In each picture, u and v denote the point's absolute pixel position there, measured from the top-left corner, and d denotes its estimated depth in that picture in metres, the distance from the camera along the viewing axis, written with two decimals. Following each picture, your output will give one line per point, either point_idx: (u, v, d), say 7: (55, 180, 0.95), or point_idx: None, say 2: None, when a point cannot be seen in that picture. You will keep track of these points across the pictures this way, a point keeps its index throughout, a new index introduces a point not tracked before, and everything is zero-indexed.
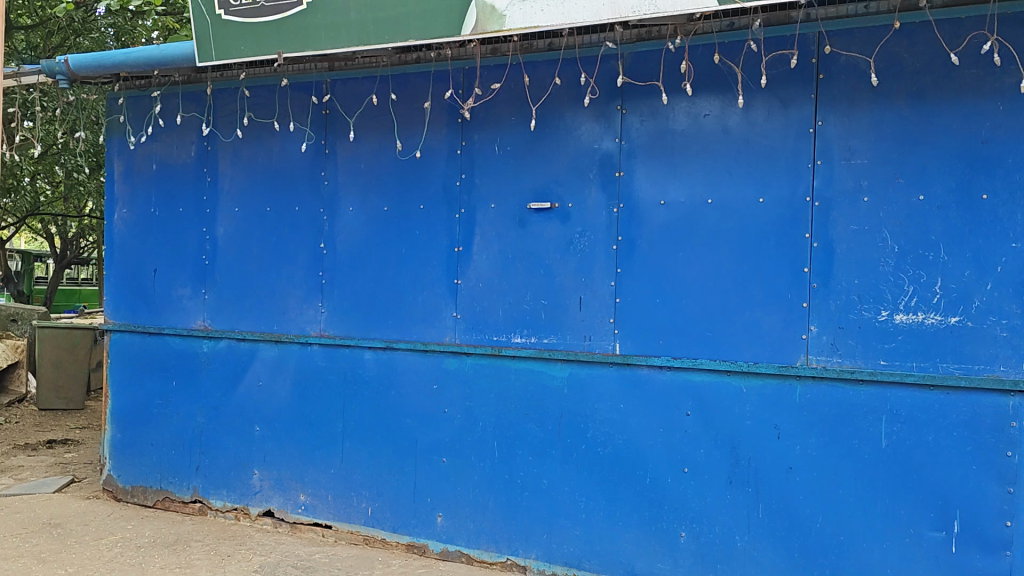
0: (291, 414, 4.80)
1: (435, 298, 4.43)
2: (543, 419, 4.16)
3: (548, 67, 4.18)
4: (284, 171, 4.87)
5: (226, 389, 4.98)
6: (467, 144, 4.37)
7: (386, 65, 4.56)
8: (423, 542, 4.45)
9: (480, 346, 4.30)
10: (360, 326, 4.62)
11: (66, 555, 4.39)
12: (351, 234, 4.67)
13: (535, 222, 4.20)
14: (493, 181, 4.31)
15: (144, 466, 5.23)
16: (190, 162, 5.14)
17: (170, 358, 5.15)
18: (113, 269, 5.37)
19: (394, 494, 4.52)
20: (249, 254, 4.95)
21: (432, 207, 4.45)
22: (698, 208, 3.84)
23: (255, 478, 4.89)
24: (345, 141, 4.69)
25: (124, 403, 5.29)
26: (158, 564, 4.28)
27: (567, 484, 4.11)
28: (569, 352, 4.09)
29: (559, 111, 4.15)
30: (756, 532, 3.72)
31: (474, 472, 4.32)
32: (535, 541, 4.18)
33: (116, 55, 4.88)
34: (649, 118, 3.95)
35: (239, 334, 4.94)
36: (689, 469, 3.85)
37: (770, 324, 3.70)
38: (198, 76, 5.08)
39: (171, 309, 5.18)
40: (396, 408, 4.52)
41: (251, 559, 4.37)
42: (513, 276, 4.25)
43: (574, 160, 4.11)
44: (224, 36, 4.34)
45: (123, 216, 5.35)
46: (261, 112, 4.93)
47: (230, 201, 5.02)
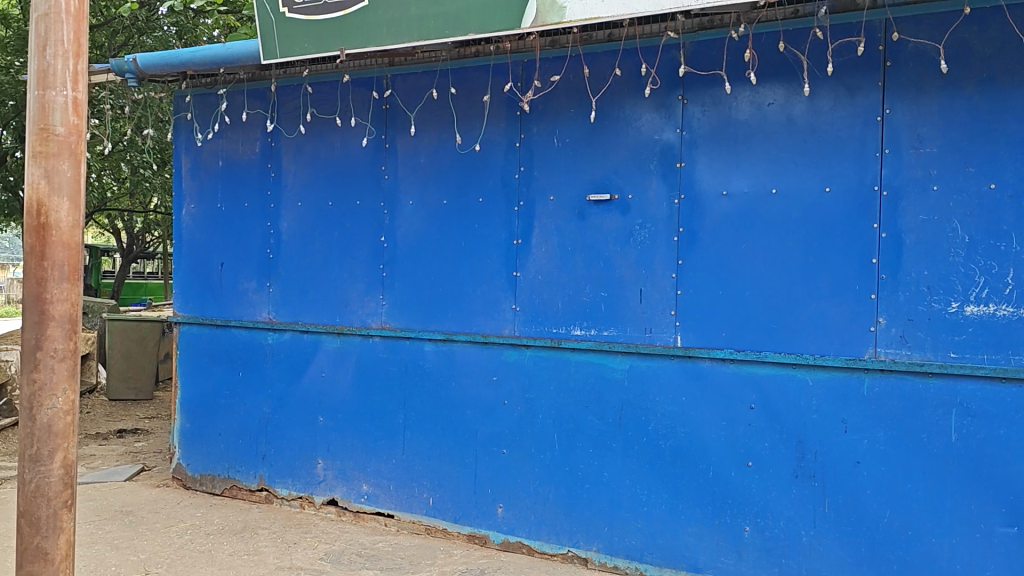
0: (354, 405, 4.87)
1: (495, 290, 4.46)
2: (603, 411, 4.16)
3: (608, 58, 4.16)
4: (345, 165, 4.93)
5: (290, 380, 5.07)
6: (526, 136, 4.37)
7: (446, 59, 4.59)
8: (484, 533, 4.48)
9: (540, 338, 4.32)
10: (420, 318, 4.67)
11: (138, 541, 4.52)
12: (411, 227, 4.71)
13: (595, 214, 4.19)
14: (553, 174, 4.31)
15: (212, 455, 5.36)
16: (255, 158, 5.23)
17: (236, 349, 5.27)
18: (181, 263, 5.50)
19: (455, 485, 4.56)
20: (312, 248, 5.03)
21: (492, 200, 4.47)
22: (762, 198, 3.80)
23: (320, 468, 4.98)
24: (406, 135, 4.73)
25: (193, 393, 5.43)
26: (226, 551, 4.38)
27: (628, 477, 4.10)
28: (629, 344, 4.08)
29: (619, 102, 4.14)
30: (822, 526, 3.68)
31: (535, 464, 4.33)
32: (596, 533, 4.18)
33: (183, 54, 4.98)
34: (711, 107, 3.92)
35: (303, 326, 5.03)
36: (754, 463, 3.82)
37: (837, 316, 3.64)
38: (263, 74, 5.16)
39: (237, 302, 5.29)
40: (456, 400, 4.55)
41: (316, 547, 4.45)
42: (573, 268, 4.24)
43: (634, 152, 4.10)
44: (289, 33, 4.41)
45: (191, 211, 5.47)
46: (323, 108, 5.00)
47: (293, 196, 5.10)
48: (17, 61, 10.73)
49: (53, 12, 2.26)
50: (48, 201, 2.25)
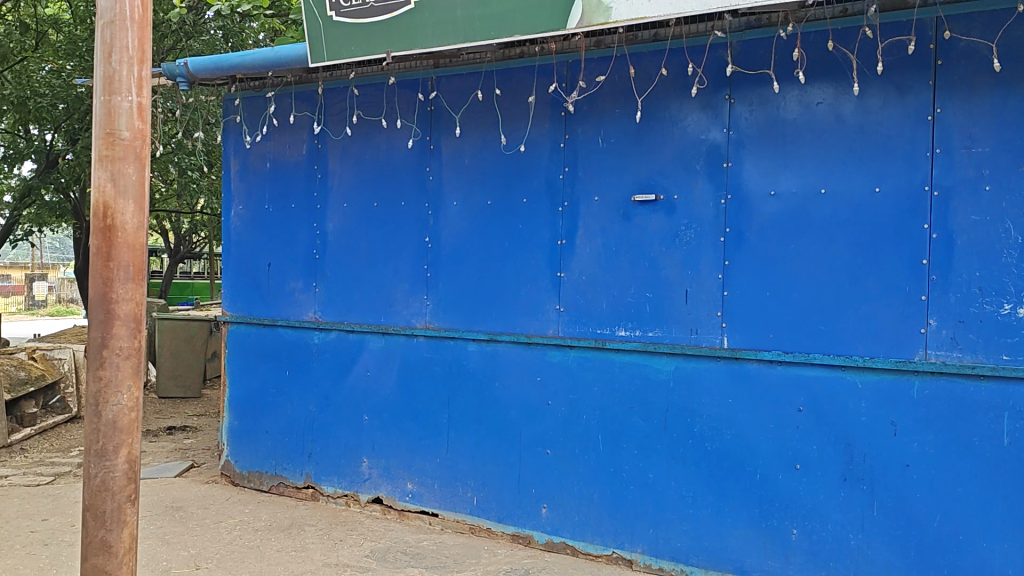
0: (398, 404, 4.92)
1: (539, 291, 4.47)
2: (648, 412, 4.15)
3: (654, 58, 4.15)
4: (391, 167, 4.98)
5: (336, 379, 5.14)
6: (571, 137, 4.38)
7: (491, 60, 4.61)
8: (529, 533, 4.50)
9: (585, 339, 4.32)
10: (465, 318, 4.70)
11: (189, 537, 4.61)
12: (455, 228, 4.74)
13: (640, 215, 4.19)
14: (598, 174, 4.31)
15: (260, 452, 5.44)
16: (302, 160, 5.30)
17: (283, 348, 5.34)
18: (230, 263, 5.59)
19: (499, 484, 4.58)
20: (358, 249, 5.08)
21: (536, 201, 4.48)
22: (810, 199, 3.77)
23: (365, 467, 5.03)
24: (450, 136, 4.76)
25: (241, 392, 5.51)
26: (275, 547, 4.45)
27: (673, 479, 4.09)
28: (675, 345, 4.07)
29: (664, 102, 4.13)
30: (870, 530, 3.64)
31: (580, 464, 4.34)
32: (641, 534, 4.18)
33: (233, 58, 5.06)
34: (759, 107, 3.90)
35: (348, 326, 5.08)
36: (801, 466, 3.79)
37: (887, 318, 3.60)
38: (310, 76, 5.23)
39: (284, 301, 5.36)
40: (500, 400, 4.57)
41: (362, 544, 4.50)
42: (618, 269, 4.24)
43: (679, 152, 4.09)
44: (336, 36, 4.47)
45: (240, 212, 5.56)
46: (369, 110, 5.05)
47: (339, 197, 5.16)
48: (70, 66, 10.96)
49: (118, 20, 2.29)
50: (114, 203, 2.28)
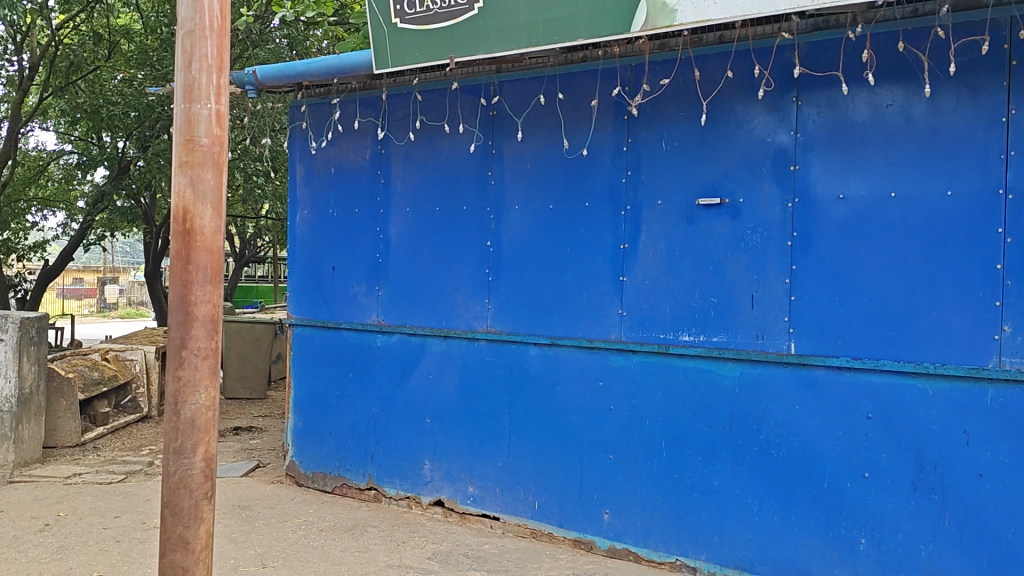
0: (460, 407, 4.94)
1: (601, 295, 4.46)
2: (712, 418, 4.11)
3: (719, 60, 4.11)
4: (453, 171, 5.01)
5: (399, 382, 5.18)
6: (634, 141, 4.37)
7: (553, 65, 4.61)
8: (591, 538, 4.48)
9: (647, 344, 4.29)
10: (526, 323, 4.71)
11: (255, 536, 4.69)
12: (517, 232, 4.75)
13: (704, 219, 4.15)
14: (661, 178, 4.29)
15: (323, 453, 5.51)
16: (366, 165, 5.37)
17: (347, 351, 5.41)
18: (296, 267, 5.68)
19: (561, 488, 4.58)
20: (421, 253, 5.13)
21: (599, 204, 4.47)
22: (880, 202, 3.70)
23: (427, 469, 5.07)
24: (513, 141, 4.78)
25: (305, 393, 5.59)
26: (339, 547, 4.50)
27: (738, 486, 4.04)
28: (740, 351, 4.02)
29: (730, 105, 4.08)
30: (942, 541, 3.55)
31: (642, 470, 4.31)
32: (705, 542, 4.13)
33: (299, 65, 5.15)
34: (827, 109, 3.84)
35: (410, 329, 5.13)
36: (870, 474, 3.71)
37: (960, 324, 3.51)
38: (374, 83, 5.30)
39: (348, 305, 5.43)
40: (561, 404, 4.57)
41: (425, 546, 4.53)
42: (682, 273, 4.20)
43: (745, 155, 4.04)
44: (400, 43, 4.52)
45: (305, 217, 5.65)
46: (432, 115, 5.10)
47: (402, 202, 5.21)
48: (141, 74, 11.22)
49: (198, 29, 2.30)
50: (193, 208, 2.29)
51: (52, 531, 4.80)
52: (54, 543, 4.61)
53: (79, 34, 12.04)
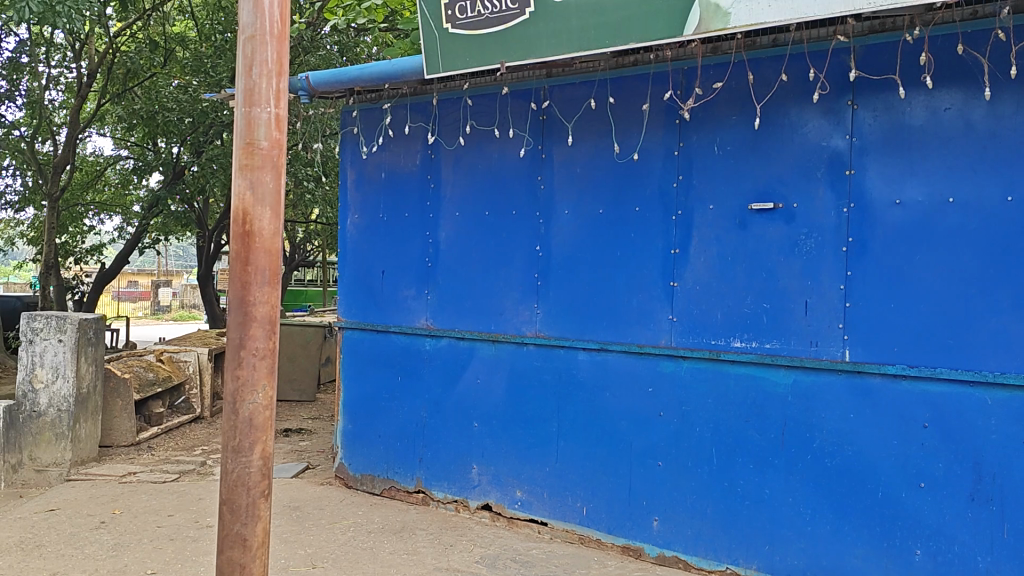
0: (507, 411, 4.94)
1: (651, 300, 4.42)
2: (764, 426, 4.05)
3: (774, 64, 4.06)
4: (503, 176, 5.02)
5: (447, 385, 5.20)
6: (685, 144, 4.33)
7: (604, 69, 4.59)
8: (639, 545, 4.44)
9: (698, 350, 4.25)
10: (575, 327, 4.69)
11: (305, 536, 4.73)
12: (567, 236, 4.74)
13: (758, 223, 4.10)
14: (713, 183, 4.24)
15: (372, 456, 5.54)
16: (416, 169, 5.40)
17: (395, 354, 5.44)
18: (346, 271, 5.72)
19: (610, 494, 4.55)
20: (470, 257, 5.14)
21: (650, 208, 4.44)
22: (937, 207, 3.63)
23: (475, 473, 5.08)
24: (563, 145, 4.77)
25: (354, 396, 5.63)
26: (387, 550, 4.53)
27: (791, 495, 3.98)
28: (793, 358, 3.96)
29: (784, 109, 4.03)
30: (1001, 553, 3.46)
31: (692, 477, 4.26)
32: (756, 551, 4.07)
33: (352, 71, 5.20)
34: (884, 112, 3.77)
35: (459, 333, 5.15)
36: (926, 484, 3.64)
37: (1020, 332, 3.42)
38: (424, 88, 5.33)
39: (397, 309, 5.46)
40: (609, 410, 4.54)
41: (472, 550, 4.53)
42: (734, 279, 4.16)
43: (799, 160, 3.98)
44: (451, 48, 4.54)
45: (356, 221, 5.69)
46: (482, 120, 5.11)
47: (451, 206, 5.23)
48: (195, 81, 11.44)
49: (259, 34, 2.33)
50: (252, 210, 2.31)
51: (107, 529, 4.90)
52: (109, 540, 4.70)
53: (136, 41, 12.31)
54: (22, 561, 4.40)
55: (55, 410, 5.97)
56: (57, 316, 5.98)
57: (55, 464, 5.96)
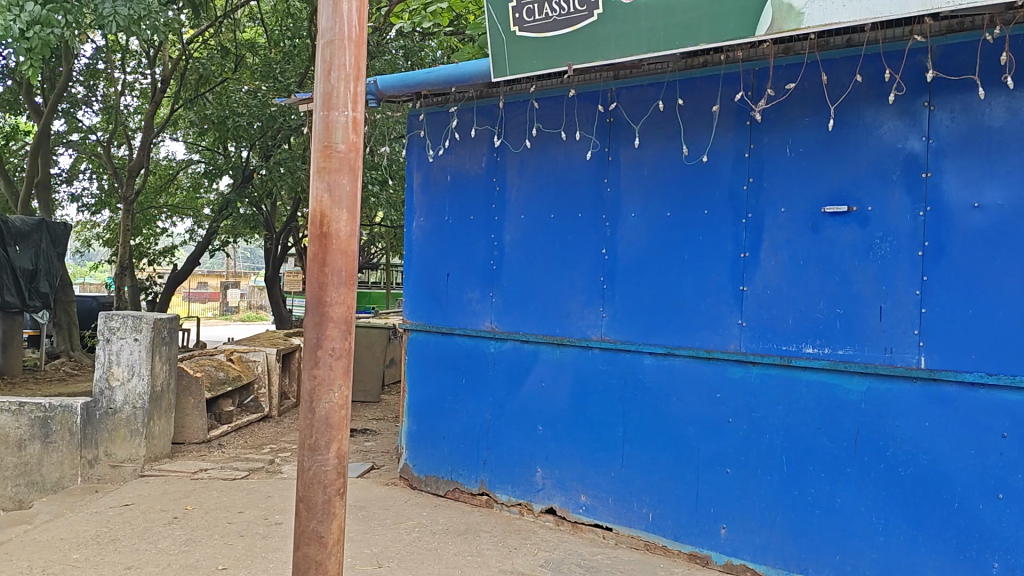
0: (572, 414, 4.92)
1: (720, 304, 4.36)
2: (836, 433, 3.96)
3: (848, 64, 3.98)
4: (569, 179, 5.00)
5: (512, 388, 5.20)
6: (756, 146, 4.27)
7: (673, 70, 4.55)
8: (706, 553, 4.37)
9: (769, 355, 4.17)
10: (641, 331, 4.65)
11: (371, 535, 4.78)
12: (633, 239, 4.71)
13: (831, 227, 4.02)
14: (784, 185, 4.17)
15: (437, 457, 5.57)
16: (482, 172, 5.42)
17: (460, 356, 5.46)
18: (411, 273, 5.76)
19: (676, 500, 4.49)
20: (535, 259, 5.14)
21: (719, 211, 4.38)
22: (1018, 211, 3.51)
23: (539, 477, 5.07)
24: (631, 148, 4.74)
25: (419, 397, 5.67)
26: (452, 551, 4.54)
27: (863, 504, 3.88)
28: (867, 364, 3.87)
29: (858, 110, 3.95)
30: None
31: (762, 485, 4.19)
32: (827, 561, 3.99)
33: (419, 75, 5.24)
34: (962, 113, 3.66)
35: (524, 336, 5.14)
36: (1005, 495, 3.52)
37: None
38: (491, 91, 5.35)
39: (462, 311, 5.48)
40: (675, 415, 4.49)
41: (537, 553, 4.52)
42: (805, 284, 4.08)
43: (874, 162, 3.89)
44: (519, 51, 4.54)
45: (422, 224, 5.72)
46: (548, 123, 5.10)
47: (517, 208, 5.24)
48: (264, 86, 11.68)
49: (337, 38, 2.35)
50: (329, 212, 2.33)
51: (180, 524, 5.01)
52: (182, 535, 4.80)
53: (208, 48, 12.64)
54: (99, 555, 4.52)
55: (130, 407, 6.12)
56: (133, 316, 6.14)
57: (130, 460, 6.13)
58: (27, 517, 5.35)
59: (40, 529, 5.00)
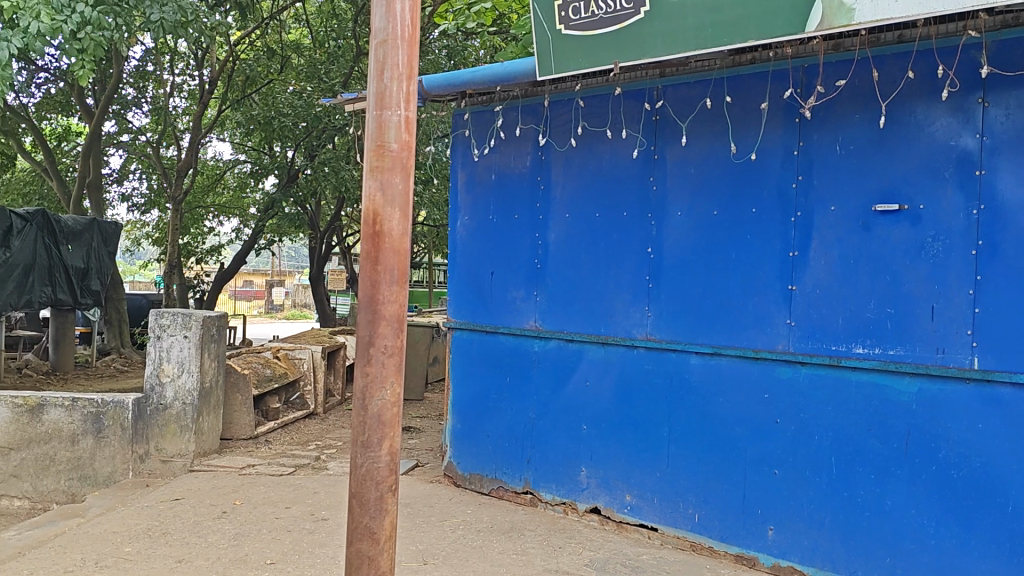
0: (616, 414, 4.90)
1: (768, 304, 4.32)
2: (887, 435, 3.90)
3: (899, 61, 3.91)
4: (614, 177, 4.98)
5: (556, 387, 5.20)
6: (806, 144, 4.22)
7: (720, 67, 4.51)
8: (753, 554, 4.33)
9: (818, 356, 4.12)
10: (687, 331, 4.62)
11: (416, 532, 4.81)
12: (680, 238, 4.68)
13: (882, 225, 3.95)
14: (834, 183, 4.12)
15: (481, 455, 5.59)
16: (527, 171, 5.42)
17: (504, 355, 5.47)
18: (456, 272, 5.78)
19: (722, 501, 4.45)
20: (580, 258, 5.13)
21: (767, 210, 4.34)
22: None
23: (584, 476, 5.05)
24: (677, 146, 4.70)
25: (463, 395, 5.69)
26: (497, 549, 4.55)
27: (914, 507, 3.82)
28: (918, 365, 3.80)
29: (910, 107, 3.88)
30: None
31: (810, 486, 4.14)
32: (877, 564, 3.92)
33: (464, 74, 5.25)
34: (1017, 110, 3.58)
35: (568, 335, 5.14)
36: None
37: None
38: (536, 90, 5.35)
39: (507, 310, 5.48)
40: (722, 415, 4.46)
41: (582, 553, 4.51)
42: (856, 283, 4.02)
43: (926, 159, 3.82)
44: (565, 49, 4.53)
45: (466, 222, 5.74)
46: (594, 121, 5.09)
47: (562, 207, 5.23)
48: (310, 86, 11.82)
49: (391, 38, 2.36)
50: (382, 211, 2.34)
51: (229, 518, 5.08)
52: (231, 530, 4.87)
53: (255, 49, 12.81)
54: (150, 548, 4.61)
55: (181, 403, 6.23)
56: (184, 313, 6.24)
57: (180, 455, 6.24)
58: (80, 510, 5.47)
59: (93, 522, 5.10)
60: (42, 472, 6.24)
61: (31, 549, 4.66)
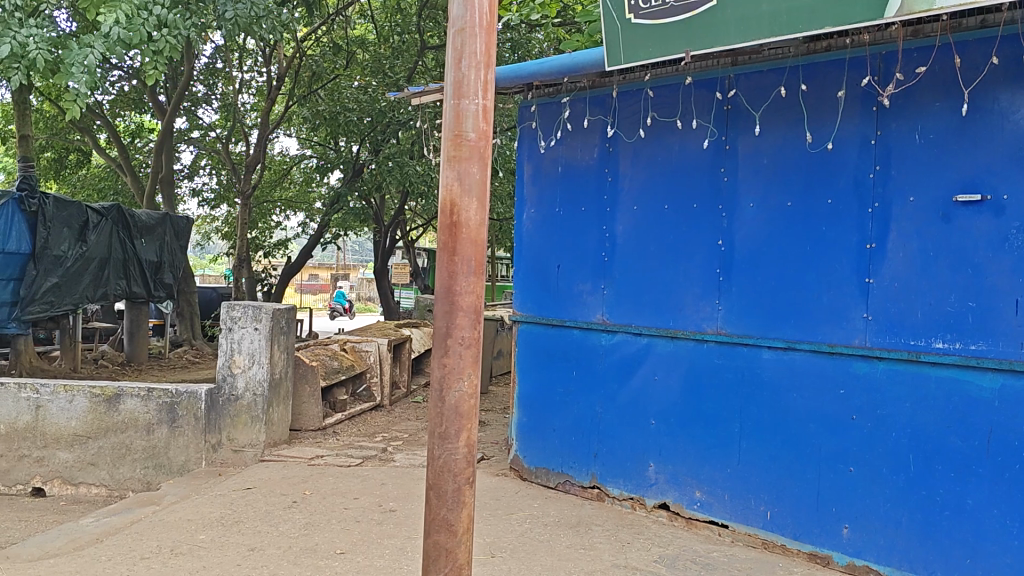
0: (685, 408, 4.83)
1: (844, 297, 4.21)
2: (968, 433, 3.77)
3: (982, 46, 3.76)
4: (683, 168, 4.90)
5: (623, 381, 5.15)
6: (883, 133, 4.09)
7: (794, 55, 4.40)
8: (827, 553, 4.23)
9: (896, 351, 4.00)
10: (759, 325, 4.53)
11: (484, 525, 4.81)
12: (751, 230, 4.59)
13: (963, 216, 3.82)
14: (913, 173, 3.99)
15: (547, 449, 5.56)
16: (594, 162, 5.37)
17: (570, 349, 5.44)
18: (522, 264, 5.75)
19: (795, 498, 4.36)
20: (648, 250, 5.06)
21: (844, 200, 4.22)
22: None
23: (652, 471, 4.99)
24: (749, 136, 4.61)
25: (529, 389, 5.67)
26: (564, 543, 4.53)
27: (996, 507, 3.69)
28: (1001, 361, 3.66)
29: (994, 94, 3.73)
30: None
31: (887, 485, 4.03)
32: (957, 564, 3.80)
33: (530, 66, 5.22)
34: None
35: (636, 329, 5.08)
36: None
37: None
38: (603, 80, 5.30)
39: (573, 303, 5.45)
40: (795, 412, 4.36)
41: (650, 549, 4.45)
42: (936, 276, 3.89)
43: (1011, 147, 3.68)
44: (634, 38, 4.47)
45: (533, 215, 5.71)
46: (664, 111, 5.01)
47: (630, 199, 5.17)
48: (375, 82, 11.97)
49: (468, 26, 2.34)
50: (459, 201, 2.33)
51: (298, 508, 5.15)
52: (301, 519, 4.93)
53: (321, 45, 13.00)
54: (223, 535, 4.69)
55: (251, 394, 6.32)
56: (253, 306, 6.32)
57: (250, 445, 6.33)
58: (155, 498, 5.60)
59: (168, 510, 5.22)
60: (119, 461, 6.42)
61: (110, 536, 4.78)
